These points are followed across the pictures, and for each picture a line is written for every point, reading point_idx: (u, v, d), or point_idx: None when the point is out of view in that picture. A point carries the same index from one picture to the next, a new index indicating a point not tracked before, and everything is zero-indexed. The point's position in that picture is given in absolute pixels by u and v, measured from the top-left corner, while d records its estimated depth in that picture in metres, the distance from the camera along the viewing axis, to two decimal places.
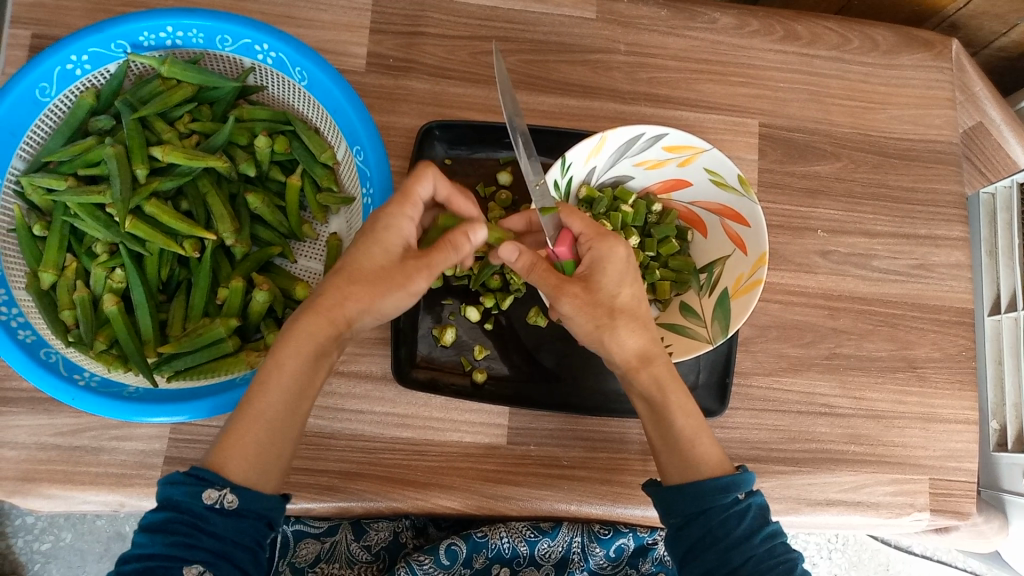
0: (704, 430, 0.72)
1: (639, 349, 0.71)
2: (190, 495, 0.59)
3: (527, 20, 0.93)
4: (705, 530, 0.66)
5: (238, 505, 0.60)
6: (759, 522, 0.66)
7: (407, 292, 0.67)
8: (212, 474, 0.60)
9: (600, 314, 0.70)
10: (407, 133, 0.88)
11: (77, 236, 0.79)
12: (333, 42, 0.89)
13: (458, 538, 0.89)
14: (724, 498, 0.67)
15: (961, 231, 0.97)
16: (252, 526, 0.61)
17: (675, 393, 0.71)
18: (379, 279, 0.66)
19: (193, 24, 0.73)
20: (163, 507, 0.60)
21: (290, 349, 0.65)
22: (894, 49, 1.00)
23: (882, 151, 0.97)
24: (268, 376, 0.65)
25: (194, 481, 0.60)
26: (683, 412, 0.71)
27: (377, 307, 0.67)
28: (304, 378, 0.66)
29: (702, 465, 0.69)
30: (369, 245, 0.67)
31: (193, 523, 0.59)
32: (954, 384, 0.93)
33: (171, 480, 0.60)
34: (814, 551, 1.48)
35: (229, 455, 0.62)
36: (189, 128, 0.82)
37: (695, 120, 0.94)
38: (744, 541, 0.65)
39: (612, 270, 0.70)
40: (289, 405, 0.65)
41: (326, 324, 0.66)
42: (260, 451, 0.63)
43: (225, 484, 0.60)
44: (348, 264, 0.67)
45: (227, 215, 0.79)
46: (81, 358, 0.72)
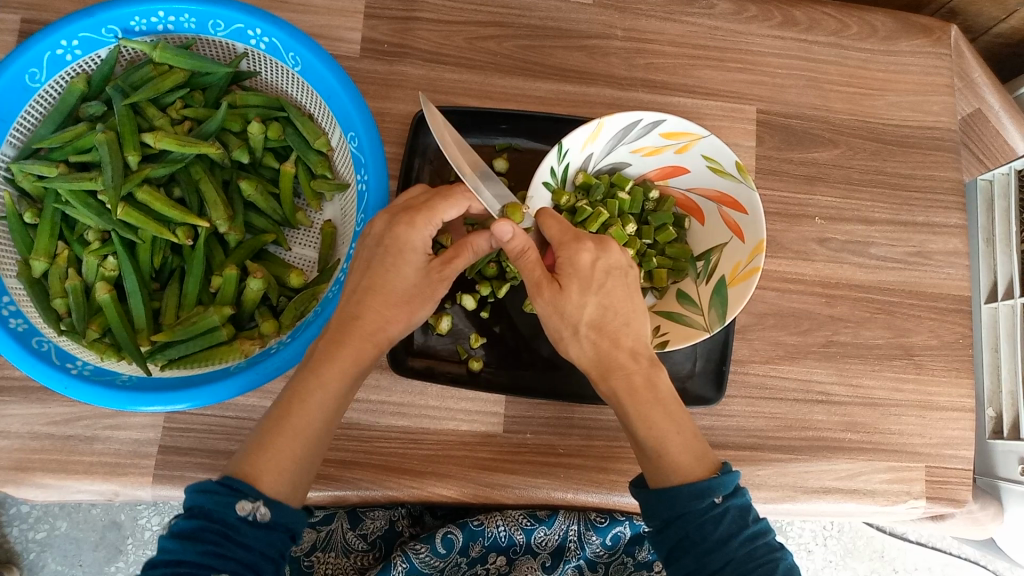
0: (676, 432, 0.67)
1: (599, 359, 0.69)
2: (223, 505, 0.58)
3: (523, 5, 0.92)
4: (682, 535, 0.64)
5: (270, 518, 0.59)
6: (738, 525, 0.63)
7: (432, 302, 0.73)
8: (244, 486, 0.59)
9: (564, 324, 0.69)
10: (402, 120, 0.88)
11: (69, 224, 0.78)
12: (327, 27, 0.88)
13: (454, 526, 0.89)
14: (700, 503, 0.63)
15: (959, 219, 0.97)
16: (278, 541, 0.60)
17: (634, 403, 0.68)
18: (412, 296, 0.70)
19: (185, 8, 0.72)
20: (192, 515, 0.58)
21: (330, 370, 0.66)
22: (892, 35, 0.99)
23: (880, 138, 0.96)
24: (303, 396, 0.65)
25: (227, 491, 0.58)
26: (645, 421, 0.68)
27: (409, 321, 0.71)
28: (341, 400, 0.67)
29: (670, 473, 0.66)
30: (397, 264, 0.68)
31: (223, 533, 0.57)
32: (951, 372, 0.93)
33: (203, 489, 0.58)
34: (810, 538, 1.48)
35: (265, 472, 0.61)
36: (182, 114, 0.80)
37: (692, 106, 0.93)
38: (721, 546, 0.62)
39: (575, 278, 0.69)
40: (324, 424, 0.66)
41: (365, 343, 0.68)
42: (293, 467, 0.63)
43: (258, 497, 0.59)
44: (381, 283, 0.69)
45: (220, 202, 0.78)
46: (73, 346, 0.71)
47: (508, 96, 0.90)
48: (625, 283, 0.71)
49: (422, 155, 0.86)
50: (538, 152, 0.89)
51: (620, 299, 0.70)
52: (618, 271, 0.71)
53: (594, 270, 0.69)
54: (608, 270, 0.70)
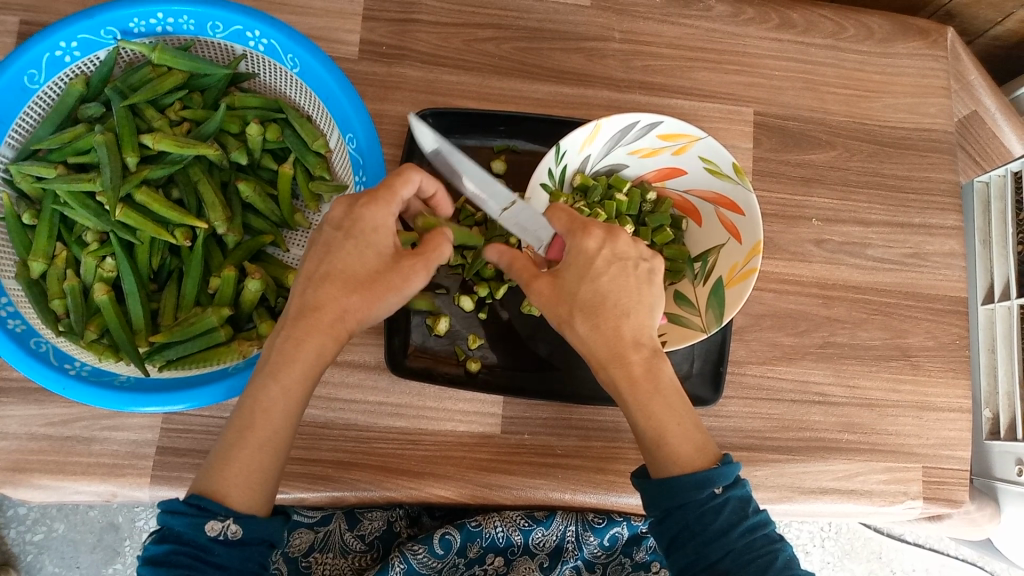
0: (676, 423, 0.67)
1: (595, 347, 0.68)
2: (192, 526, 0.58)
3: (521, 7, 0.93)
4: (682, 525, 0.64)
5: (242, 535, 0.59)
6: (738, 516, 0.64)
7: (402, 294, 0.66)
8: (214, 505, 0.59)
9: (559, 308, 0.69)
10: (400, 121, 0.88)
11: (68, 225, 0.78)
12: (325, 29, 0.89)
13: (452, 527, 0.88)
14: (700, 494, 0.64)
15: (955, 220, 0.97)
16: (256, 554, 0.61)
17: (633, 393, 0.67)
18: (376, 283, 0.65)
19: (184, 10, 0.72)
20: (164, 539, 0.59)
21: (294, 370, 0.63)
22: (889, 37, 0.99)
23: (877, 139, 0.97)
24: (270, 399, 0.63)
25: (195, 511, 0.59)
26: (645, 412, 0.67)
27: (377, 311, 0.66)
28: (305, 396, 0.64)
29: (667, 464, 0.66)
30: (361, 248, 0.65)
31: (195, 555, 0.58)
32: (947, 373, 0.93)
33: (171, 511, 0.59)
34: (808, 540, 1.48)
35: (232, 485, 0.60)
36: (180, 115, 0.81)
37: (690, 108, 0.93)
38: (720, 537, 0.63)
39: (572, 266, 0.69)
40: (291, 426, 0.64)
41: (328, 337, 0.64)
42: (262, 477, 0.62)
43: (227, 515, 0.59)
44: (341, 268, 0.65)
45: (219, 203, 0.78)
46: (72, 347, 0.71)
47: (506, 97, 0.90)
48: (632, 272, 0.69)
49: (420, 156, 0.86)
50: (536, 153, 0.89)
51: (623, 288, 0.68)
52: (621, 260, 0.69)
53: (596, 257, 0.68)
54: (612, 259, 0.69)
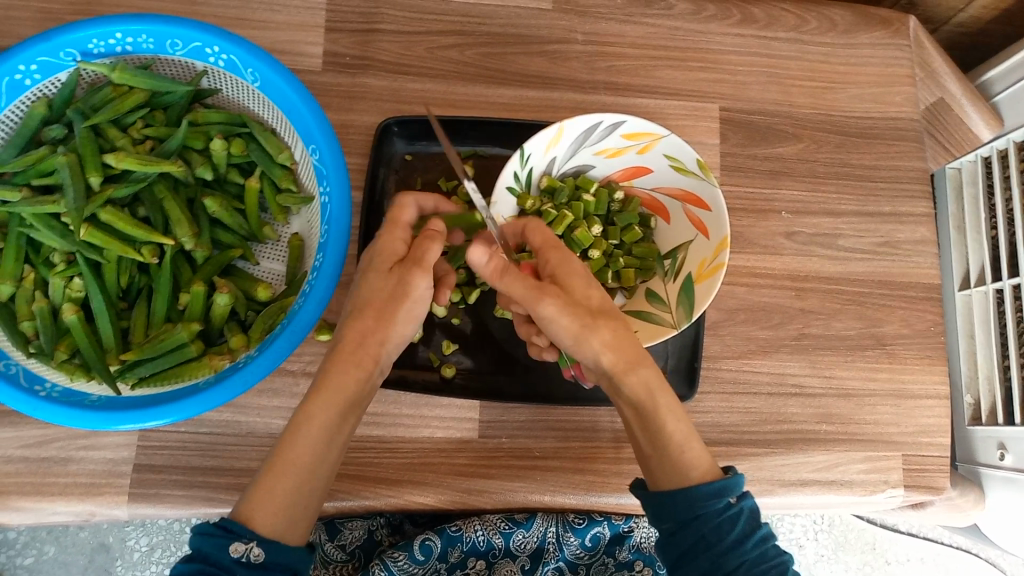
0: (694, 434, 0.71)
1: (621, 352, 0.69)
2: (219, 547, 0.58)
3: (484, 13, 0.93)
4: (697, 536, 0.67)
5: (265, 559, 0.59)
6: (750, 527, 0.67)
7: (414, 305, 0.68)
8: (239, 526, 0.59)
9: (581, 311, 0.68)
10: (367, 131, 0.88)
11: (35, 247, 0.79)
12: (288, 42, 0.89)
13: (432, 533, 0.89)
14: (717, 504, 0.67)
15: (925, 207, 0.98)
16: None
17: (665, 398, 0.70)
18: (386, 301, 0.67)
19: (142, 29, 0.73)
20: (191, 559, 0.59)
21: (326, 398, 0.65)
22: (852, 28, 1.00)
23: (844, 130, 0.97)
24: (302, 426, 0.64)
25: (222, 533, 0.59)
26: (673, 422, 0.70)
27: (395, 331, 0.68)
28: (335, 426, 0.66)
29: (692, 471, 0.69)
30: (368, 271, 0.69)
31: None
32: (923, 360, 0.93)
33: (200, 532, 0.59)
34: (801, 534, 1.49)
35: (259, 506, 0.61)
36: (144, 133, 0.81)
37: (655, 107, 0.94)
38: (736, 546, 0.66)
39: (575, 275, 0.71)
40: (320, 456, 0.65)
41: (355, 361, 0.66)
42: (290, 500, 0.63)
43: (251, 538, 0.59)
44: (358, 296, 0.68)
45: (185, 219, 0.78)
46: (42, 369, 0.71)
47: (471, 103, 0.90)
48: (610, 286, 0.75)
49: (386, 164, 0.87)
50: (503, 157, 0.90)
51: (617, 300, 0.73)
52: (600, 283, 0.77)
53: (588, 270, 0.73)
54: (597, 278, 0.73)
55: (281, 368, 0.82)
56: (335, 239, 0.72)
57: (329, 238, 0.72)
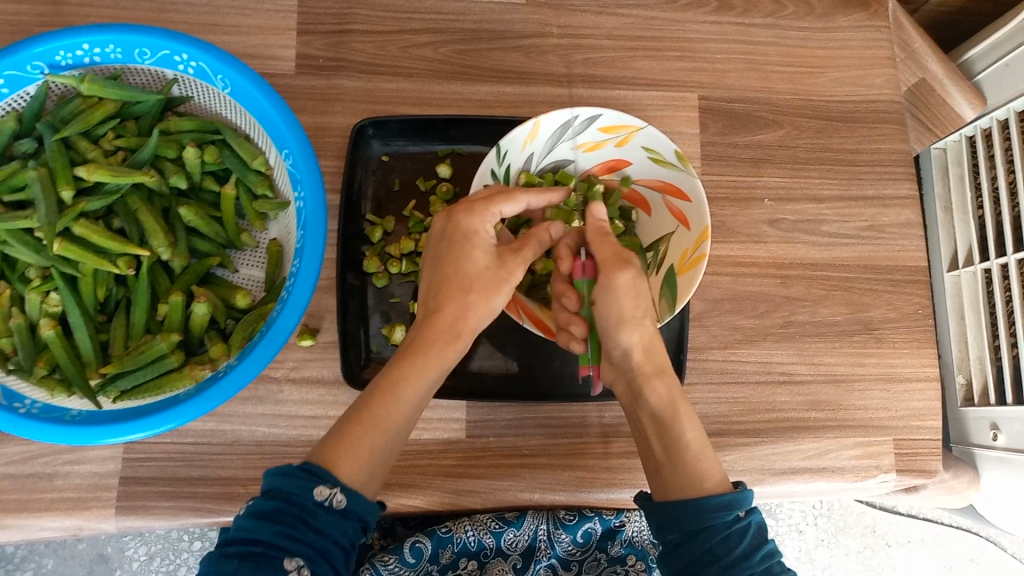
0: (711, 450, 0.72)
1: (653, 354, 0.75)
2: (303, 488, 0.58)
3: (457, 9, 0.92)
4: (703, 548, 0.65)
5: (346, 506, 0.59)
6: (758, 542, 0.66)
7: (509, 291, 0.73)
8: (325, 472, 0.60)
9: (638, 304, 0.73)
10: (342, 133, 0.87)
11: (10, 263, 0.78)
12: (260, 47, 0.88)
13: (422, 535, 0.88)
14: (726, 516, 0.66)
15: (909, 189, 0.97)
16: (353, 530, 0.59)
17: (685, 408, 0.73)
18: (479, 280, 0.72)
19: (108, 39, 0.72)
20: (272, 496, 0.58)
21: (423, 361, 0.68)
22: (830, 11, 0.99)
23: (825, 114, 0.96)
24: (398, 386, 0.66)
25: (307, 475, 0.59)
26: (691, 432, 0.72)
27: (491, 310, 0.73)
28: (423, 391, 0.69)
29: (703, 480, 0.69)
30: (467, 248, 0.73)
31: (299, 516, 0.57)
32: (912, 343, 0.93)
33: (282, 471, 0.59)
34: (800, 519, 1.49)
35: (343, 455, 0.62)
36: (114, 144, 0.80)
37: (633, 98, 0.93)
38: (743, 559, 0.64)
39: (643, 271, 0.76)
40: (405, 419, 0.67)
41: (449, 336, 0.71)
42: (372, 458, 0.63)
43: (335, 484, 0.59)
44: (456, 271, 0.72)
45: (160, 229, 0.78)
46: (21, 386, 0.71)
47: (447, 101, 0.90)
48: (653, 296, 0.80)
49: (363, 165, 0.86)
50: (481, 154, 0.89)
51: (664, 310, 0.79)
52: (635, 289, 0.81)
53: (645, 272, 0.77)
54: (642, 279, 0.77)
55: (265, 375, 0.82)
56: (312, 244, 0.72)
57: (305, 243, 0.72)
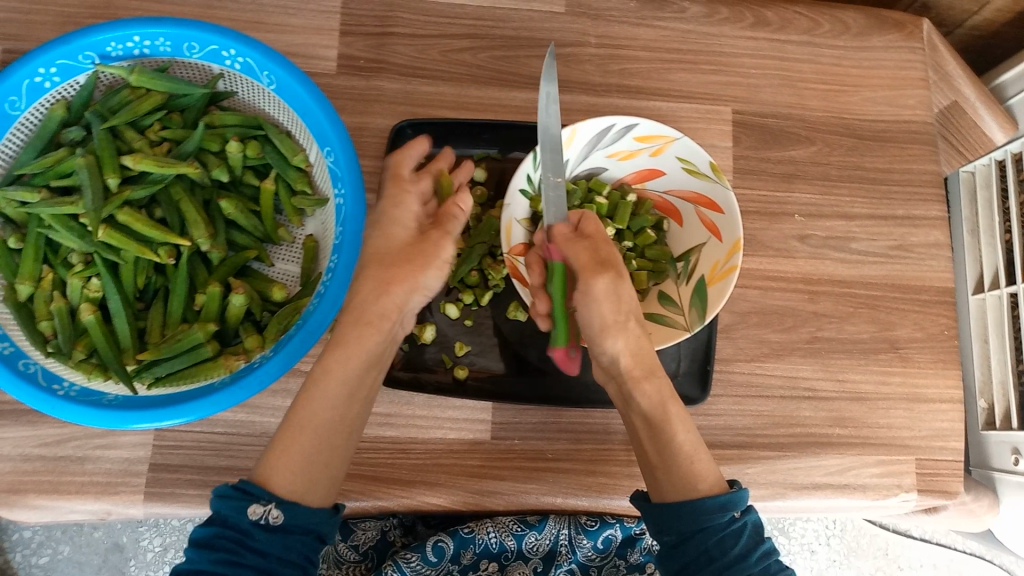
0: (704, 449, 0.75)
1: (643, 357, 0.75)
2: (237, 510, 0.63)
3: (497, 16, 0.93)
4: (701, 549, 0.69)
5: (283, 521, 0.64)
6: (753, 542, 0.70)
7: (439, 266, 0.76)
8: (258, 489, 0.65)
9: (620, 309, 0.74)
10: (380, 133, 0.89)
11: (53, 247, 0.80)
12: (303, 46, 0.90)
13: (444, 535, 0.89)
14: (722, 517, 0.70)
15: (939, 211, 0.97)
16: (298, 543, 0.64)
17: (677, 407, 0.75)
18: (402, 261, 0.76)
19: (159, 32, 0.73)
20: (213, 522, 0.64)
21: (342, 360, 0.72)
22: (865, 31, 1.00)
23: (857, 133, 0.97)
24: (319, 391, 0.71)
25: (240, 495, 0.64)
26: (682, 433, 0.74)
27: (419, 285, 0.75)
28: (355, 383, 0.72)
29: (698, 483, 0.72)
30: (388, 225, 0.78)
31: (237, 540, 0.62)
32: (937, 364, 0.93)
33: (221, 495, 0.64)
34: (812, 538, 1.48)
35: (276, 467, 0.67)
36: (161, 135, 0.82)
37: (668, 110, 0.94)
38: (740, 560, 0.68)
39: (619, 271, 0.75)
40: (332, 419, 0.71)
41: (363, 324, 0.73)
42: (306, 464, 0.68)
43: (270, 500, 0.64)
44: (376, 249, 0.78)
45: (201, 220, 0.79)
46: (60, 368, 0.72)
47: (484, 106, 0.91)
48: None
49: None
50: (516, 160, 0.90)
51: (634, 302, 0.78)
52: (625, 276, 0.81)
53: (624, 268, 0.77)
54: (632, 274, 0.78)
55: (295, 369, 0.83)
56: (350, 241, 0.73)
57: (343, 239, 0.73)
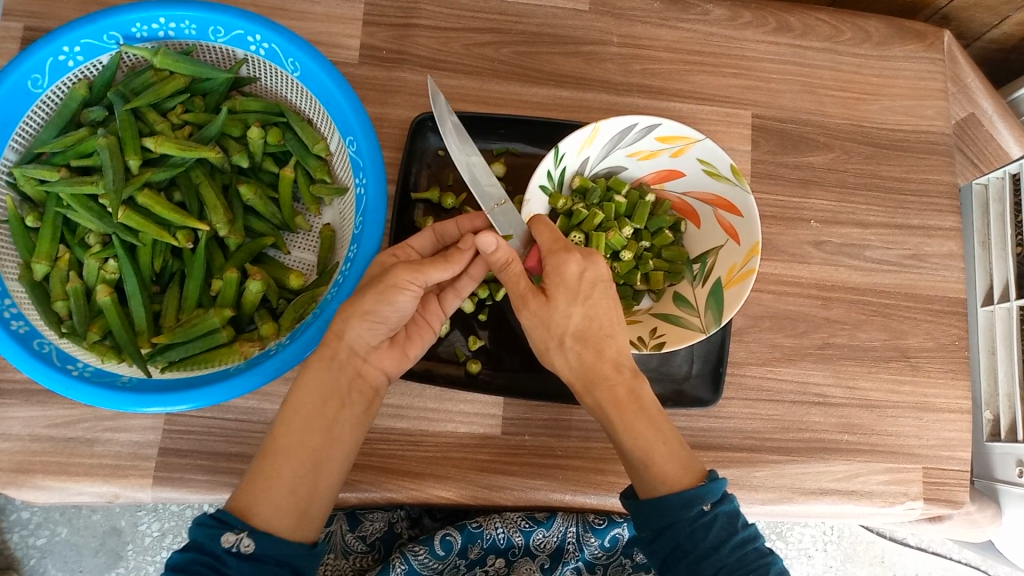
0: (661, 443, 0.68)
1: (584, 372, 0.70)
2: (211, 536, 0.60)
3: (520, 12, 0.93)
4: (674, 543, 0.65)
5: (255, 550, 0.60)
6: (727, 531, 0.64)
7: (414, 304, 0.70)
8: (232, 517, 0.61)
9: (549, 334, 0.70)
10: (400, 125, 0.88)
11: (70, 228, 0.80)
12: (326, 34, 0.89)
13: (453, 529, 0.90)
14: (690, 511, 0.65)
15: (954, 221, 0.98)
16: (271, 572, 0.60)
17: (619, 414, 0.69)
18: (359, 290, 0.68)
19: (186, 15, 0.73)
20: (188, 548, 0.61)
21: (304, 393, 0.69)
22: (886, 40, 1.00)
23: (875, 141, 0.97)
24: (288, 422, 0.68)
25: (217, 524, 0.61)
26: (632, 434, 0.69)
27: (363, 310, 0.68)
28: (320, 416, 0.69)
29: (658, 483, 0.67)
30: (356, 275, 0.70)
31: (212, 564, 0.59)
32: (947, 374, 0.93)
33: (196, 522, 0.61)
34: (810, 544, 1.49)
35: (249, 499, 0.63)
36: (182, 118, 0.81)
37: (689, 111, 0.94)
38: (712, 552, 0.63)
39: (562, 289, 0.68)
40: (310, 447, 0.67)
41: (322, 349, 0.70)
42: (279, 490, 0.64)
43: (242, 528, 0.61)
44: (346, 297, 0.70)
45: (220, 205, 0.79)
46: (74, 349, 0.71)
47: (505, 101, 0.91)
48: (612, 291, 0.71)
49: (419, 159, 0.86)
50: (535, 156, 0.90)
51: (607, 310, 0.70)
52: (605, 283, 0.70)
53: (581, 281, 0.69)
54: (595, 281, 0.70)
55: None
56: (371, 231, 0.72)
57: (364, 230, 0.72)
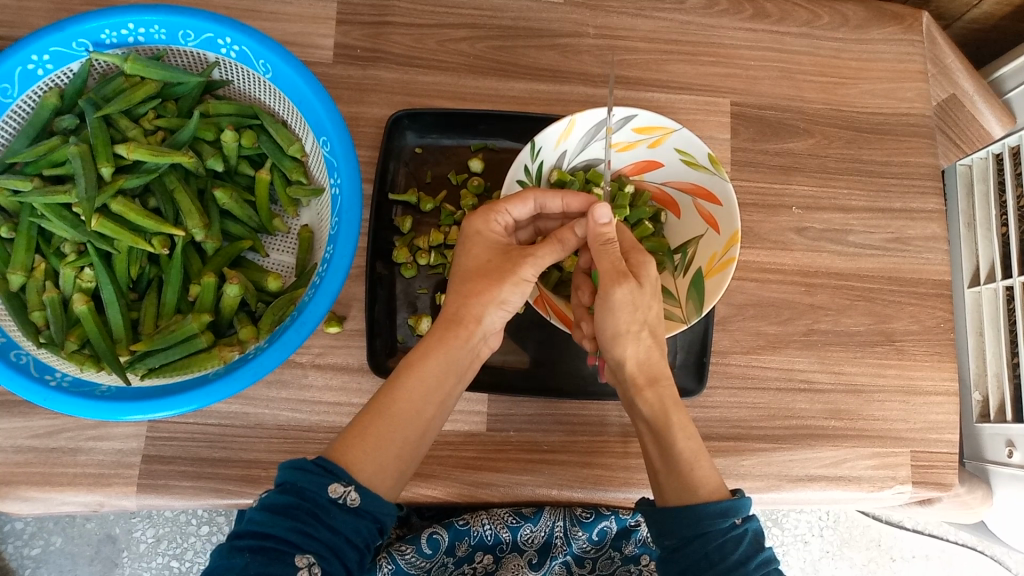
0: (705, 454, 0.72)
1: (649, 366, 0.75)
2: (317, 484, 0.60)
3: (495, 6, 0.93)
4: (701, 553, 0.66)
5: (359, 504, 0.60)
6: (754, 549, 0.66)
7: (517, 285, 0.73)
8: (340, 469, 0.61)
9: (635, 318, 0.72)
10: (377, 123, 0.88)
11: (46, 237, 0.79)
12: (299, 34, 0.89)
13: (440, 527, 0.91)
14: (723, 522, 0.67)
15: (935, 204, 0.98)
16: (366, 529, 0.61)
17: (678, 414, 0.73)
18: (490, 272, 0.72)
19: (154, 19, 0.72)
20: (284, 490, 0.60)
21: (426, 355, 0.69)
22: (864, 23, 1.00)
23: (855, 125, 0.97)
24: (402, 380, 0.68)
25: (321, 471, 0.60)
26: (686, 438, 0.72)
27: (498, 298, 0.72)
28: (435, 386, 0.69)
29: (699, 488, 0.69)
30: (468, 246, 0.74)
31: (313, 512, 0.59)
32: (932, 357, 0.93)
33: (296, 466, 0.61)
34: (806, 529, 1.49)
35: (351, 450, 0.63)
36: (154, 124, 0.82)
37: (666, 101, 0.93)
38: (739, 566, 0.65)
39: (651, 281, 0.72)
40: (418, 416, 0.68)
41: (458, 327, 0.71)
42: (382, 449, 0.64)
43: (349, 482, 0.61)
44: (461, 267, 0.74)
45: (196, 210, 0.79)
46: (52, 358, 0.71)
47: (481, 96, 0.90)
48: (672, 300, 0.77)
49: (397, 157, 0.87)
50: (513, 151, 0.89)
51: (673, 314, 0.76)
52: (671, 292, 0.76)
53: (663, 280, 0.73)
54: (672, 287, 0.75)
55: (290, 360, 0.82)
56: (347, 230, 0.71)
57: (340, 231, 0.71)
